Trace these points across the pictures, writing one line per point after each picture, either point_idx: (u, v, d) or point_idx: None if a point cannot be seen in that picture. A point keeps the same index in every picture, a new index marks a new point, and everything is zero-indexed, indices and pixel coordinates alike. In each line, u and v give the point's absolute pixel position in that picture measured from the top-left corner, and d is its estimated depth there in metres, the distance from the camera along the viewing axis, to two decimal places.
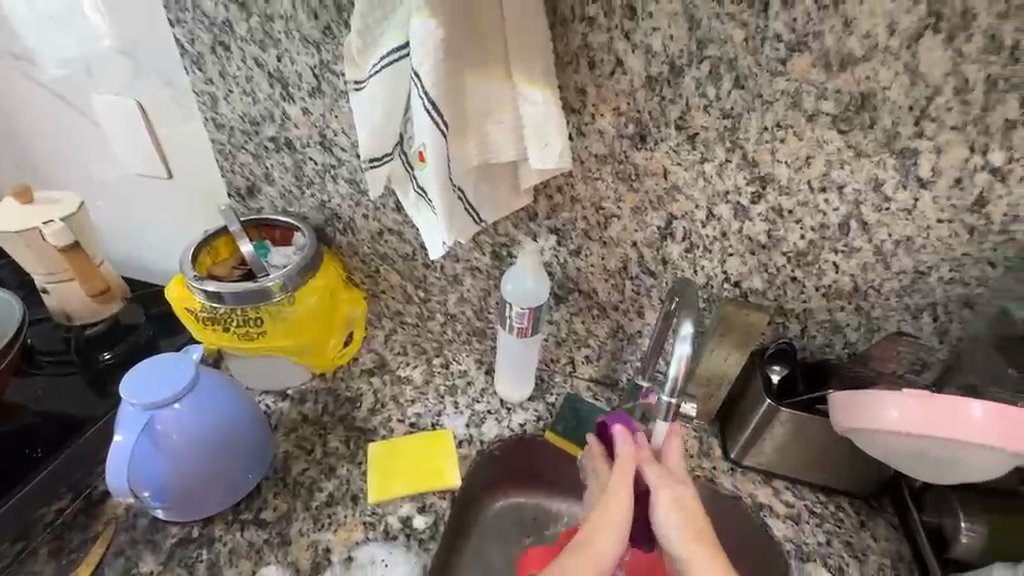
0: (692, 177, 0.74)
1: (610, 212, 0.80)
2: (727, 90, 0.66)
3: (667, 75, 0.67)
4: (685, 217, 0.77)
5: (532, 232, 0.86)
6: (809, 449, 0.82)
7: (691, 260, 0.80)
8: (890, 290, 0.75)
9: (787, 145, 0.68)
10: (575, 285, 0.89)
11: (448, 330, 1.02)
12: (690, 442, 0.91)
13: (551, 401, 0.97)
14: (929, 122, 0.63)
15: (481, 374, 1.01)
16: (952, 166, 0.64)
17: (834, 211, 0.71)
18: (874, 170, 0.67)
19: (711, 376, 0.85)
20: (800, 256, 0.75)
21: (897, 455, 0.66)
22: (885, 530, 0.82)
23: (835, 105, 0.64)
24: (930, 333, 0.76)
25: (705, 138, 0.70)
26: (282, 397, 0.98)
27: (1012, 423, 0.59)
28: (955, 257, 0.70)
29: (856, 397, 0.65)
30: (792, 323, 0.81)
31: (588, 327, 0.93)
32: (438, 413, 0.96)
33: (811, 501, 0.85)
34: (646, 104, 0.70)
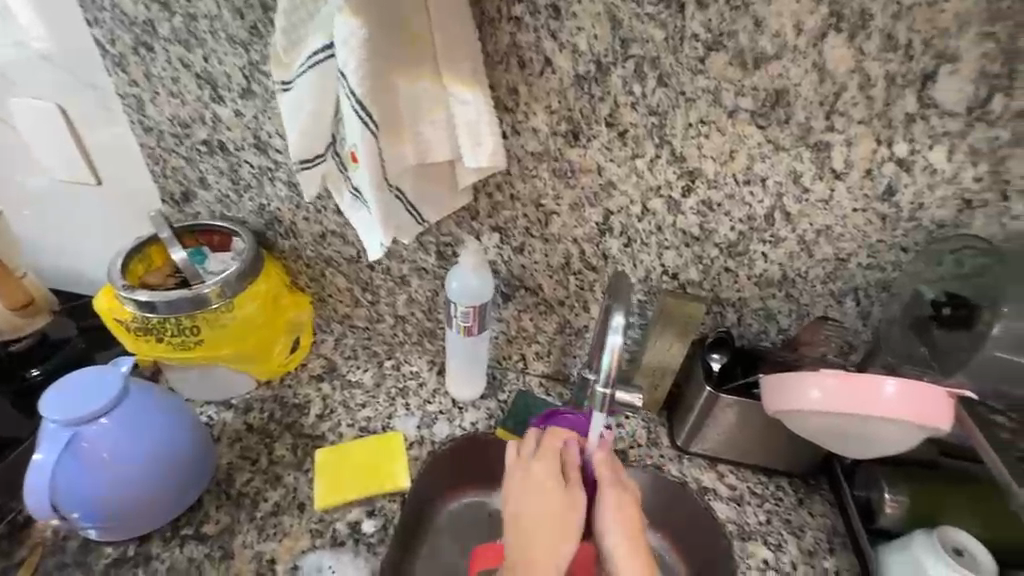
0: (625, 173, 0.75)
1: (549, 209, 0.81)
2: (652, 88, 0.69)
3: (595, 73, 0.69)
4: (622, 212, 0.79)
5: (475, 231, 0.87)
6: (749, 432, 0.85)
7: (631, 254, 0.82)
8: (816, 277, 0.78)
9: (711, 141, 0.71)
10: (521, 282, 0.90)
11: (398, 332, 1.02)
12: (639, 432, 0.93)
13: (503, 398, 0.98)
14: (839, 116, 0.66)
15: (432, 375, 1.00)
16: (862, 158, 0.68)
17: (759, 202, 0.74)
18: (792, 163, 0.70)
19: (655, 366, 0.87)
20: (731, 246, 0.78)
21: (822, 433, 0.69)
22: (821, 506, 0.86)
23: (752, 101, 0.67)
24: (854, 317, 0.80)
25: (634, 134, 0.72)
26: (226, 407, 0.95)
27: (920, 397, 0.63)
28: (871, 244, 0.74)
29: (781, 380, 0.68)
30: (728, 311, 0.84)
31: (536, 324, 0.94)
32: (389, 416, 0.95)
33: (753, 483, 0.88)
34: (576, 102, 0.71)
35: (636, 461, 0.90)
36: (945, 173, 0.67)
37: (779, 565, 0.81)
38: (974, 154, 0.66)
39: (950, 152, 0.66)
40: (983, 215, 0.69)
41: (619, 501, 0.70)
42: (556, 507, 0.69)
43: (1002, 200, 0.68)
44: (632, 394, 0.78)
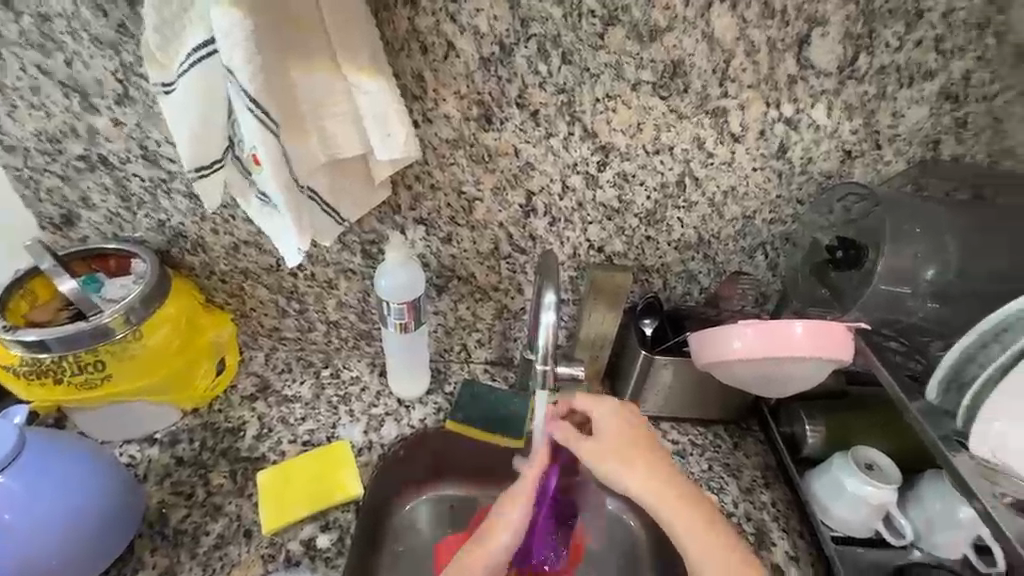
0: (542, 153, 0.76)
1: (471, 195, 0.81)
2: (556, 66, 0.69)
3: (499, 55, 0.69)
4: (543, 192, 0.80)
5: (399, 225, 0.85)
6: (683, 389, 0.90)
7: (557, 232, 0.84)
8: (727, 236, 0.84)
9: (619, 115, 0.73)
10: (454, 273, 0.90)
11: (333, 338, 0.98)
12: None
13: (449, 390, 0.98)
14: (731, 83, 0.70)
15: (374, 378, 0.98)
16: (756, 120, 0.73)
17: (670, 170, 0.77)
18: (695, 130, 0.74)
19: (593, 338, 0.91)
20: (649, 215, 0.82)
21: (746, 378, 0.74)
22: (755, 446, 0.93)
23: (652, 73, 0.70)
24: (765, 269, 0.86)
25: (546, 114, 0.73)
26: (150, 443, 0.88)
27: (824, 333, 0.69)
28: (772, 200, 0.80)
29: (707, 335, 0.73)
30: (654, 278, 0.89)
31: (474, 312, 0.95)
32: (333, 425, 0.92)
33: (694, 435, 0.94)
34: (484, 85, 0.71)
35: None
36: (827, 128, 0.73)
37: (723, 506, 0.86)
38: (849, 110, 0.72)
39: (830, 109, 0.72)
40: (862, 164, 0.76)
41: (621, 446, 0.68)
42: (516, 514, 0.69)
43: (875, 149, 0.75)
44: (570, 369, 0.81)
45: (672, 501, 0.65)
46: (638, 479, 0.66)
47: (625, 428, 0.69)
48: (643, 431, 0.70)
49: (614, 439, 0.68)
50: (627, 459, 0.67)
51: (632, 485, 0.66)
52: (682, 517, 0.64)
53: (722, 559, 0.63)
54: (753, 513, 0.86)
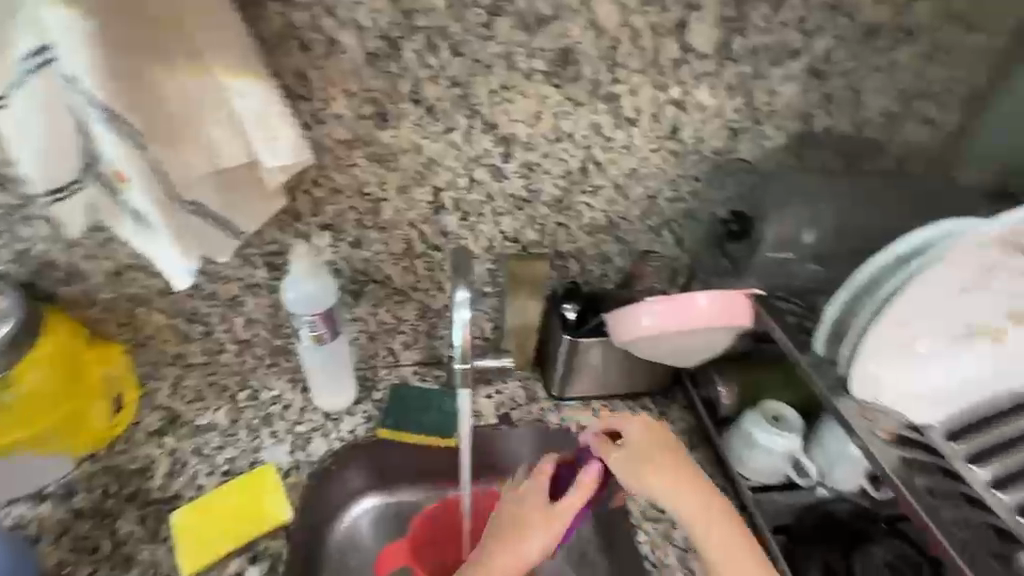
0: (443, 148, 0.75)
1: (376, 196, 0.78)
2: (447, 59, 0.68)
3: (386, 50, 0.66)
4: (450, 187, 0.79)
5: (303, 233, 0.81)
6: (609, 367, 0.93)
7: (469, 227, 0.84)
8: (634, 216, 0.86)
9: (517, 105, 0.73)
10: (369, 276, 0.88)
11: (247, 357, 0.93)
12: (518, 392, 0.99)
13: (378, 396, 0.94)
14: (620, 68, 0.72)
15: (297, 394, 0.93)
16: (647, 104, 0.75)
17: (572, 156, 0.79)
18: (592, 116, 0.75)
19: (519, 328, 0.93)
20: (558, 202, 0.83)
21: (662, 351, 0.78)
22: (679, 412, 0.98)
23: (543, 62, 0.70)
24: (673, 244, 0.89)
25: (443, 108, 0.71)
26: (40, 498, 0.79)
27: (727, 301, 0.74)
28: (671, 179, 0.83)
29: (621, 314, 0.75)
30: (571, 263, 0.91)
31: (395, 314, 0.93)
32: (255, 449, 0.87)
33: (623, 409, 0.98)
34: (374, 81, 0.68)
35: (520, 421, 0.96)
36: (712, 108, 0.77)
37: None
38: (730, 90, 0.76)
39: (713, 89, 0.76)
40: (748, 139, 0.81)
41: (654, 460, 0.73)
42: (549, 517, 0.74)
43: (757, 125, 0.79)
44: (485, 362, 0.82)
45: (702, 518, 0.71)
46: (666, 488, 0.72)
47: (655, 443, 0.75)
48: (673, 446, 0.75)
49: (645, 452, 0.74)
50: (665, 475, 0.72)
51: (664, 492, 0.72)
52: (706, 522, 0.71)
53: (744, 563, 0.69)
54: None
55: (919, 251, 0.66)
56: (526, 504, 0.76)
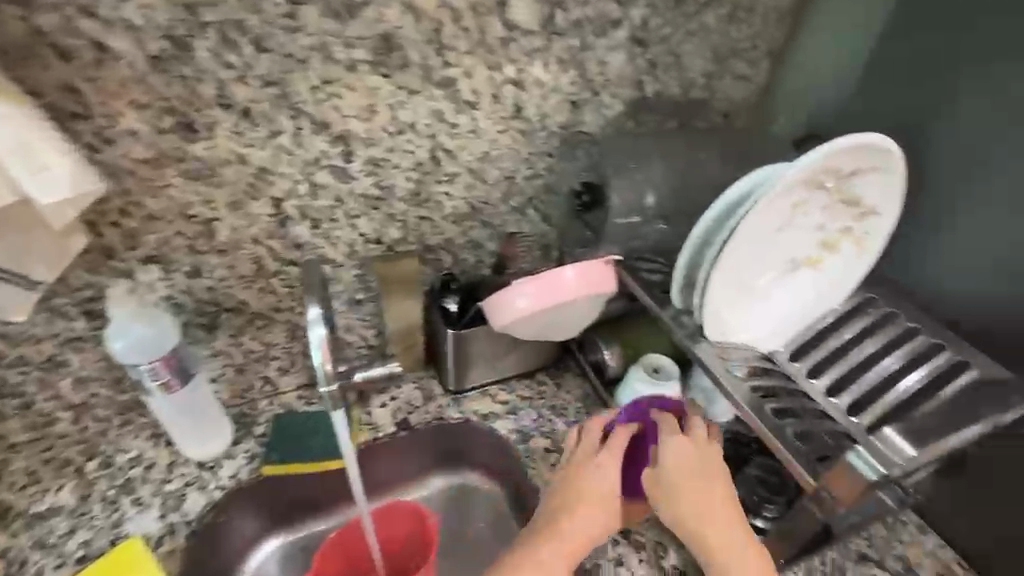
0: (272, 154, 0.68)
1: (205, 217, 0.70)
2: (252, 55, 0.61)
3: (174, 51, 0.58)
4: (292, 196, 0.72)
5: (124, 270, 0.71)
6: (499, 351, 0.93)
7: (324, 234, 0.78)
8: (497, 199, 0.86)
9: (346, 99, 0.68)
10: (219, 305, 0.79)
11: (88, 421, 0.81)
12: (414, 394, 0.96)
13: (260, 432, 0.86)
14: (449, 51, 0.70)
15: (161, 449, 0.82)
16: (484, 85, 0.74)
17: (419, 147, 0.75)
18: (430, 104, 0.72)
19: (402, 330, 0.90)
20: (415, 196, 0.80)
21: (539, 329, 0.79)
22: (574, 380, 1.01)
23: (364, 51, 0.65)
24: (539, 221, 0.90)
25: (260, 111, 0.65)
26: None
27: (590, 272, 0.76)
28: (525, 158, 0.83)
29: (494, 300, 0.75)
30: (443, 255, 0.88)
31: (263, 340, 0.85)
32: (116, 523, 0.76)
33: (520, 389, 0.99)
34: (168, 89, 0.60)
35: (419, 422, 0.94)
36: (549, 83, 0.78)
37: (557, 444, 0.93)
38: (562, 64, 0.77)
39: (546, 65, 0.76)
40: (590, 110, 0.83)
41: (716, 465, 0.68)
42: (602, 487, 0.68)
43: (595, 96, 0.82)
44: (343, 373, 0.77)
45: (735, 553, 0.64)
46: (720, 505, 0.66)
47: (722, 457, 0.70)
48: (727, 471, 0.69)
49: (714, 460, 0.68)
50: (722, 492, 0.67)
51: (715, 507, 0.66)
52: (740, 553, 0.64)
53: None
54: None
55: (749, 193, 0.68)
56: (589, 474, 0.68)
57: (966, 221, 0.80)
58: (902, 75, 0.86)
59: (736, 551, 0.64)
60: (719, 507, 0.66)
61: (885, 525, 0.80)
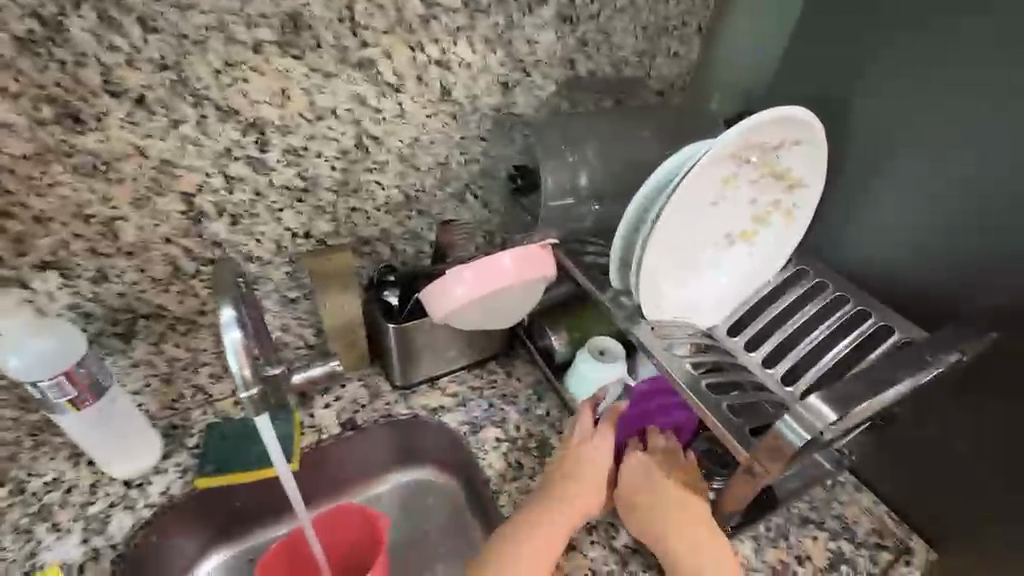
0: (177, 146, 0.63)
1: (105, 216, 0.64)
2: (139, 36, 0.56)
3: (46, 33, 0.53)
4: (204, 190, 0.67)
5: (17, 279, 0.64)
6: (444, 343, 0.90)
7: (246, 230, 0.73)
8: (431, 186, 0.83)
9: (255, 84, 0.63)
10: (133, 311, 0.74)
11: None
12: (360, 391, 0.93)
13: (193, 444, 0.80)
14: (365, 31, 0.66)
15: (81, 468, 0.77)
16: (407, 66, 0.71)
17: (342, 133, 0.72)
18: (350, 87, 0.69)
19: (342, 325, 0.85)
20: (343, 186, 0.76)
21: (482, 316, 0.78)
22: (525, 366, 1.00)
23: (270, 31, 0.61)
24: (479, 208, 0.88)
25: (157, 98, 0.60)
26: None
27: (530, 257, 0.74)
28: (458, 143, 0.81)
29: (432, 288, 0.73)
30: (380, 246, 0.85)
31: (188, 345, 0.83)
32: (30, 554, 0.70)
33: (469, 379, 0.98)
34: (45, 76, 0.55)
35: (367, 420, 0.90)
36: (477, 63, 0.75)
37: (509, 434, 0.91)
38: (488, 43, 0.74)
39: (471, 44, 0.73)
40: (521, 91, 0.81)
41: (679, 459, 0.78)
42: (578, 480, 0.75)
43: (526, 77, 0.80)
44: (270, 371, 0.71)
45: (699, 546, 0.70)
46: (695, 498, 0.73)
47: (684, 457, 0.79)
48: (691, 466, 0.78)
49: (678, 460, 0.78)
50: (692, 488, 0.75)
51: (692, 502, 0.73)
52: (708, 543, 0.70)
53: None
54: (534, 429, 0.92)
55: (676, 172, 0.68)
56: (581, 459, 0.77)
57: (877, 207, 0.80)
58: (810, 64, 0.85)
59: (704, 542, 0.70)
60: (693, 499, 0.73)
61: (825, 487, 0.83)
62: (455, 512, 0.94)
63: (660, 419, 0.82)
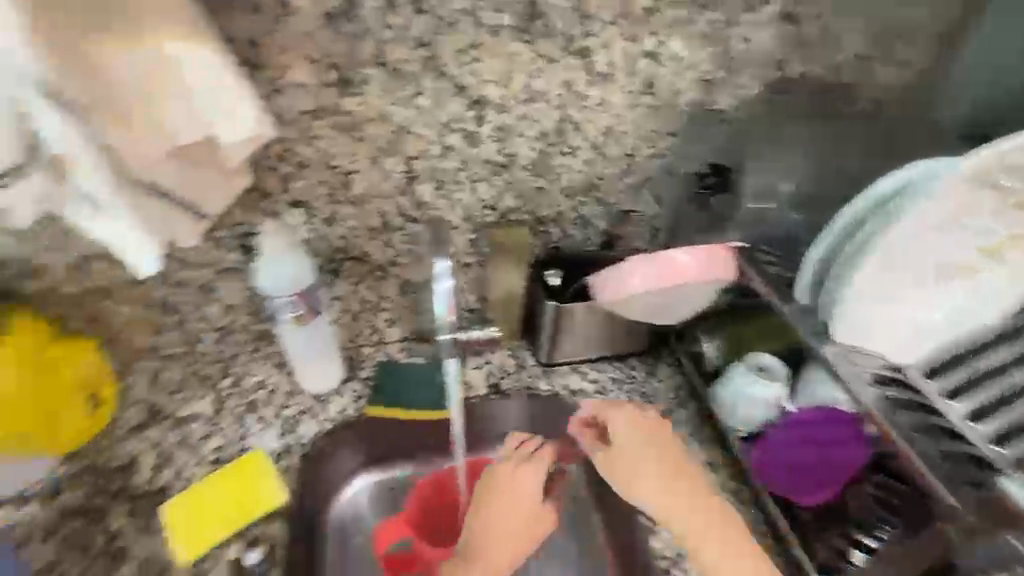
0: (412, 114, 0.72)
1: (346, 169, 0.76)
2: (409, 16, 0.65)
3: (343, 10, 0.63)
4: (424, 155, 0.76)
5: (273, 213, 0.78)
6: (594, 331, 0.93)
7: (446, 196, 0.81)
8: (613, 176, 0.85)
9: (486, 65, 0.70)
10: (345, 253, 0.86)
11: (226, 344, 0.91)
12: (508, 360, 0.98)
13: (366, 375, 0.93)
14: (592, 21, 0.69)
15: (283, 378, 0.91)
16: (621, 58, 0.73)
17: (547, 117, 0.76)
18: (564, 73, 0.73)
19: (503, 298, 0.92)
20: (535, 166, 0.81)
21: (650, 309, 0.78)
22: (667, 370, 0.99)
23: (510, 17, 0.67)
24: (652, 204, 0.89)
25: (409, 71, 0.69)
26: (25, 501, 0.77)
27: (711, 257, 0.74)
28: (649, 137, 0.82)
29: (611, 277, 0.75)
30: (552, 228, 0.89)
31: (377, 292, 0.92)
32: (242, 437, 0.85)
33: (611, 371, 0.98)
34: (334, 46, 0.65)
35: (509, 388, 0.95)
36: (687, 59, 0.75)
37: None
38: (704, 38, 0.74)
39: (686, 39, 0.74)
40: (725, 90, 0.79)
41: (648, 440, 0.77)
42: (507, 526, 0.75)
43: (732, 75, 0.78)
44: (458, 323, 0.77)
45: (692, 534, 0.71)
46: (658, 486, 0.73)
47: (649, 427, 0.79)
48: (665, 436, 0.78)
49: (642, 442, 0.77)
50: (656, 467, 0.75)
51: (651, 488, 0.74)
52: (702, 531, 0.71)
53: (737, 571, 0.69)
54: None
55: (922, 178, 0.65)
56: (517, 492, 0.77)
57: None
58: None
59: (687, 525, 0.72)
60: (669, 488, 0.73)
61: None
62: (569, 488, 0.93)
63: (843, 452, 0.77)
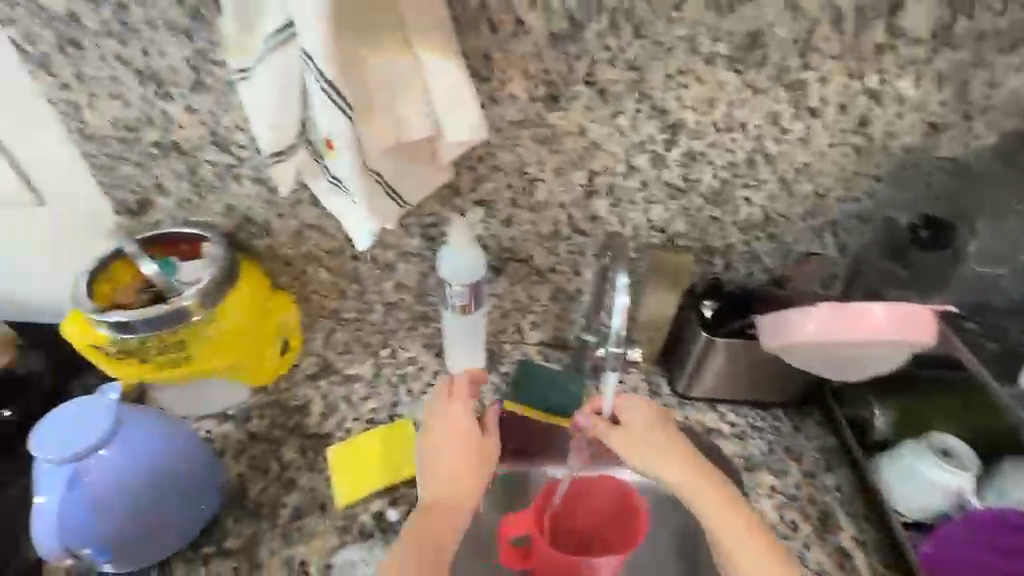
0: (608, 132, 0.75)
1: (533, 176, 0.81)
2: (628, 40, 0.68)
3: (569, 31, 0.68)
4: (607, 172, 0.79)
5: (459, 208, 0.86)
6: (743, 372, 0.86)
7: (619, 214, 0.83)
8: (797, 215, 0.80)
9: (691, 91, 0.71)
10: (513, 254, 0.90)
11: (391, 318, 1.00)
12: (640, 384, 0.93)
13: (505, 370, 0.97)
14: (814, 54, 0.67)
15: (431, 358, 0.98)
16: (837, 95, 0.70)
17: (741, 147, 0.75)
18: (771, 105, 0.71)
19: (650, 320, 0.87)
20: (716, 195, 0.80)
21: (818, 360, 0.73)
22: (815, 429, 0.89)
23: (728, 47, 0.68)
24: (834, 250, 0.82)
25: (615, 91, 0.72)
26: (225, 419, 0.92)
27: (905, 316, 0.67)
28: (848, 178, 0.76)
29: (779, 319, 0.71)
30: (717, 259, 0.86)
31: (530, 293, 0.95)
32: (393, 404, 0.94)
33: (751, 416, 0.91)
34: (552, 63, 0.70)
35: None
36: (914, 100, 0.70)
37: (786, 489, 0.84)
38: (940, 80, 0.68)
39: (918, 80, 0.68)
40: (951, 137, 0.72)
41: (650, 432, 0.73)
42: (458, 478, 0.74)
43: (965, 122, 0.71)
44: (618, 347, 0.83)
45: (720, 520, 0.68)
46: (672, 473, 0.70)
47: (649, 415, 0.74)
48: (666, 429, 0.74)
49: (653, 438, 0.72)
50: (662, 453, 0.71)
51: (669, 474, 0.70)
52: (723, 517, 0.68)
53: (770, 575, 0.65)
54: (817, 497, 0.84)
55: None
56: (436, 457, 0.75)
57: None
58: None
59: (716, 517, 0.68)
60: (685, 479, 0.70)
61: None
62: (683, 526, 0.86)
63: None
